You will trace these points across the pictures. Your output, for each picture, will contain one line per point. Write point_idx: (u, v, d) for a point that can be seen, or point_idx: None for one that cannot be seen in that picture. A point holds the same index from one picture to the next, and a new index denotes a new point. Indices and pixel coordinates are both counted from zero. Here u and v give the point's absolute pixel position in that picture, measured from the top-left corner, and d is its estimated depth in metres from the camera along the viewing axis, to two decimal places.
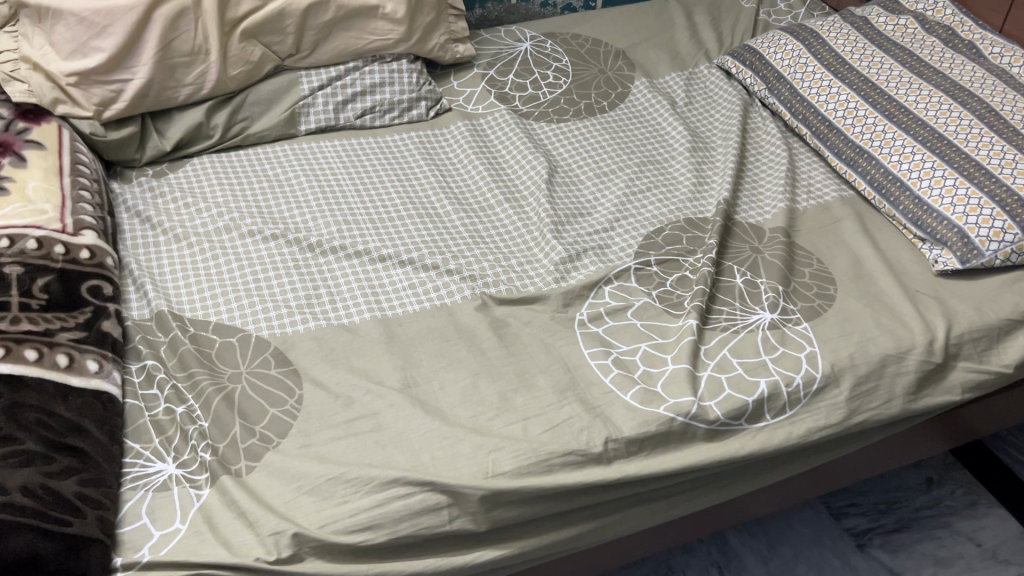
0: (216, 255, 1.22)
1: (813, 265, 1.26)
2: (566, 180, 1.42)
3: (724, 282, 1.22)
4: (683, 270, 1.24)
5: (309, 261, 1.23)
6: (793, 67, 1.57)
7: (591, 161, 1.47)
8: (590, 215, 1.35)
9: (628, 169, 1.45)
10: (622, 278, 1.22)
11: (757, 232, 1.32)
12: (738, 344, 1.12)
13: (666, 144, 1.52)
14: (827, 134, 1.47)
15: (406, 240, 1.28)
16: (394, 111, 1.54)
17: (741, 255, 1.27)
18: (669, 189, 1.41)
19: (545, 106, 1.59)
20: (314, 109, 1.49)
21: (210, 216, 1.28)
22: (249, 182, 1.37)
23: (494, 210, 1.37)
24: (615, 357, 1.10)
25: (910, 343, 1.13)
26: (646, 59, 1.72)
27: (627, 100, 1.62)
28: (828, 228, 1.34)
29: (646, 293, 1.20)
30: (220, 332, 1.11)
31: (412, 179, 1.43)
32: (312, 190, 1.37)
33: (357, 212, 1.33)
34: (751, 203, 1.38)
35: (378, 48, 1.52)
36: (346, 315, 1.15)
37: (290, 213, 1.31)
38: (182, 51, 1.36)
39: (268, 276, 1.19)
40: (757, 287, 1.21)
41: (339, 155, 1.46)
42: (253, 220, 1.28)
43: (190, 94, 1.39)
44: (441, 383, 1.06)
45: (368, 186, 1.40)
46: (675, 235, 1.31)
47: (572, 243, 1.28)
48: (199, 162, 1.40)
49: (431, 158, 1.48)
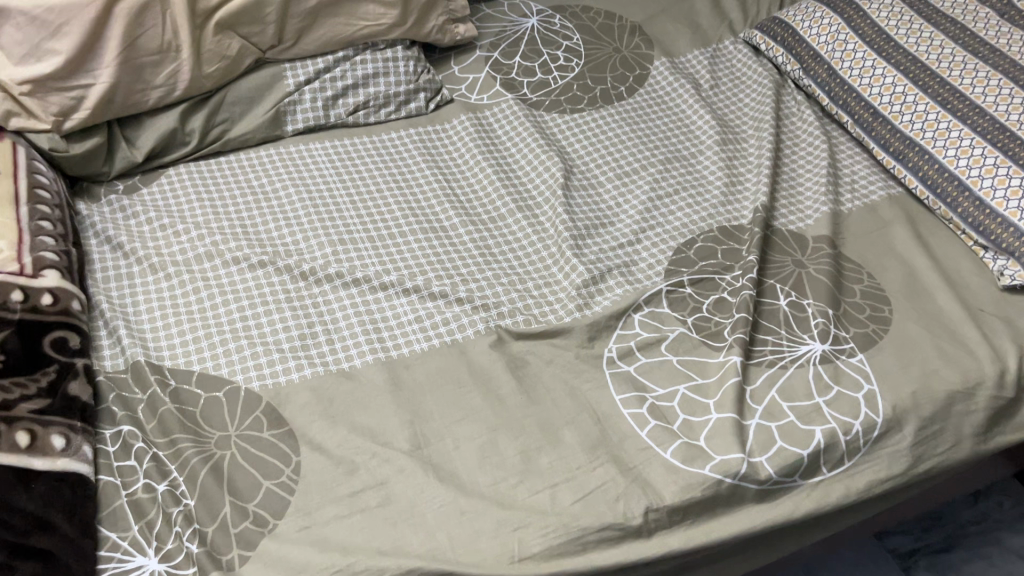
0: (198, 289, 1.09)
1: (864, 280, 1.13)
2: (583, 183, 1.28)
3: (766, 306, 1.09)
4: (721, 291, 1.12)
5: (302, 291, 1.10)
6: (830, 44, 1.41)
7: (611, 159, 1.33)
8: (612, 225, 1.22)
9: (652, 168, 1.31)
10: (653, 303, 1.09)
11: (800, 241, 1.19)
12: (787, 384, 1.00)
13: (693, 136, 1.38)
14: (871, 123, 1.33)
15: (410, 262, 1.14)
16: (389, 104, 1.39)
17: (783, 272, 1.14)
18: (699, 191, 1.27)
19: (556, 93, 1.44)
20: (301, 106, 1.34)
21: (190, 240, 1.15)
22: (232, 197, 1.23)
23: (506, 222, 1.23)
24: (651, 404, 0.98)
25: (978, 377, 1.01)
26: (665, 35, 1.57)
27: (647, 84, 1.47)
28: (878, 233, 1.21)
29: (681, 322, 1.07)
30: (205, 385, 0.98)
31: (413, 186, 1.29)
32: (302, 204, 1.23)
33: (354, 230, 1.19)
34: (792, 206, 1.25)
35: (369, 35, 1.37)
36: (346, 359, 1.02)
37: (279, 233, 1.18)
38: (150, 49, 1.21)
39: (256, 313, 1.07)
40: (803, 311, 1.08)
41: (330, 160, 1.31)
42: (238, 244, 1.14)
43: (162, 97, 1.24)
44: (456, 440, 0.94)
45: (364, 196, 1.26)
46: (709, 248, 1.18)
47: (595, 261, 1.15)
48: (176, 173, 1.26)
49: (432, 160, 1.33)
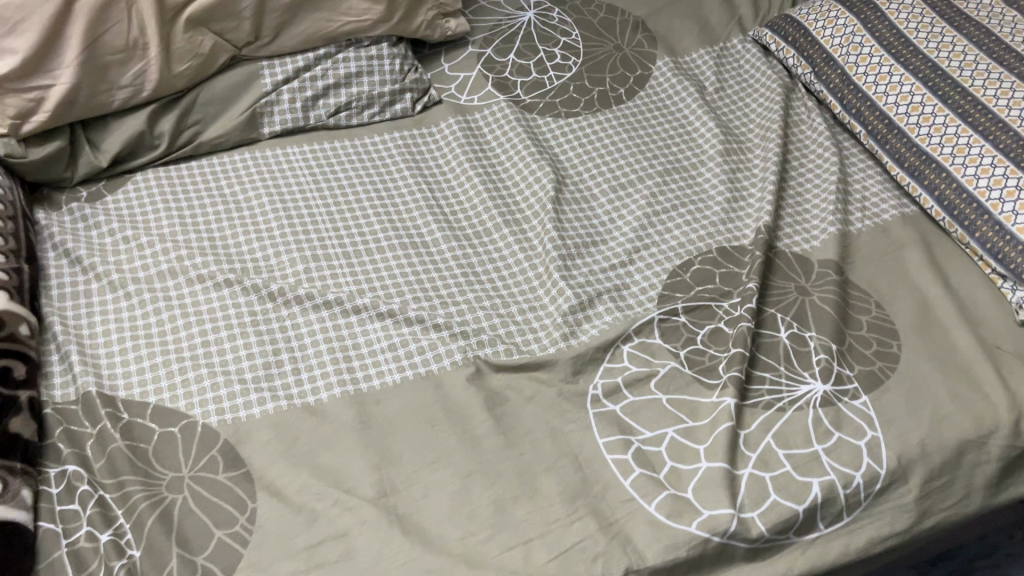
0: (158, 310, 1.02)
1: (872, 310, 1.06)
2: (575, 196, 1.21)
3: (765, 339, 1.02)
4: (718, 320, 1.04)
5: (270, 314, 1.03)
6: (845, 47, 1.32)
7: (606, 169, 1.25)
8: (604, 244, 1.14)
9: (649, 180, 1.22)
10: (643, 333, 1.02)
11: (804, 265, 1.11)
12: (784, 429, 0.93)
13: (695, 145, 1.29)
14: (885, 135, 1.24)
15: (386, 283, 1.07)
16: (373, 106, 1.31)
17: (785, 300, 1.06)
18: (698, 207, 1.19)
19: (551, 95, 1.36)
20: (278, 107, 1.26)
21: (153, 256, 1.08)
22: (201, 207, 1.16)
23: (492, 238, 1.16)
24: (636, 448, 0.91)
25: (992, 424, 0.94)
26: (669, 32, 1.48)
27: (648, 86, 1.38)
28: (889, 257, 1.13)
29: (672, 355, 1.00)
30: (159, 420, 0.92)
31: (394, 196, 1.21)
32: (275, 215, 1.16)
33: (328, 245, 1.12)
34: (797, 224, 1.17)
35: (352, 31, 1.29)
36: (312, 392, 0.96)
37: (248, 249, 1.11)
38: (115, 47, 1.13)
39: (219, 338, 1.00)
40: (805, 345, 1.01)
41: (308, 166, 1.24)
42: (205, 261, 1.08)
43: (128, 98, 1.16)
44: (425, 487, 0.87)
45: (341, 207, 1.18)
46: (706, 272, 1.10)
47: (584, 285, 1.07)
48: (143, 178, 1.19)
49: (416, 167, 1.26)
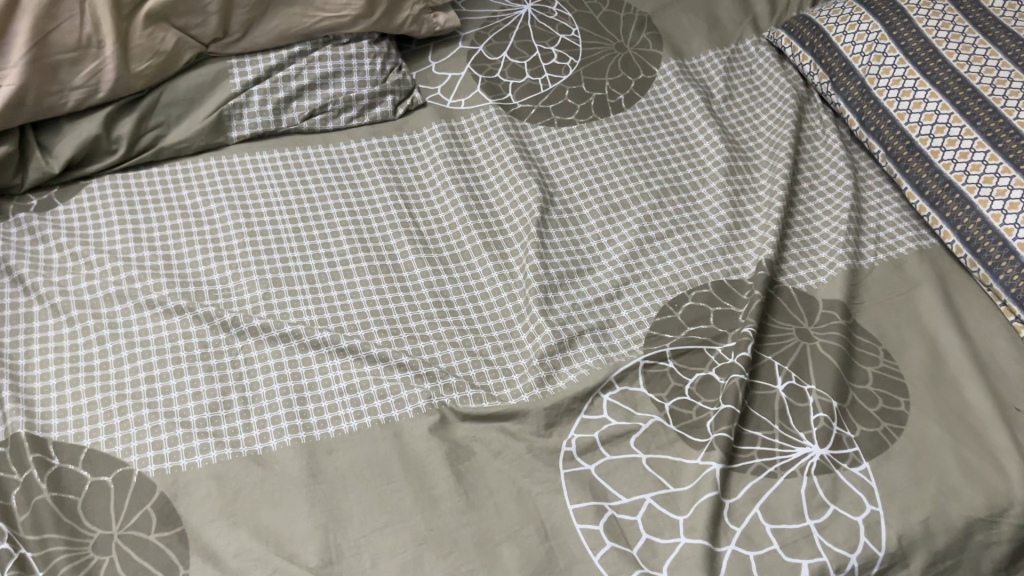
0: (102, 339, 0.94)
1: (880, 360, 0.96)
2: (562, 217, 1.11)
3: (760, 391, 0.93)
4: (709, 366, 0.95)
5: (222, 346, 0.95)
6: (867, 56, 1.21)
7: (598, 187, 1.15)
8: (591, 274, 1.05)
9: (645, 202, 1.13)
10: (627, 381, 0.93)
11: (808, 304, 1.01)
12: (774, 500, 0.84)
13: (697, 161, 1.19)
14: (905, 157, 1.13)
15: (351, 313, 0.99)
16: (351, 109, 1.21)
17: (784, 346, 0.97)
18: (696, 233, 1.10)
19: (545, 100, 1.26)
20: (247, 109, 1.17)
21: (101, 276, 1.00)
22: (158, 221, 1.08)
23: (470, 263, 1.07)
24: (609, 517, 0.83)
25: (1004, 502, 0.85)
26: (678, 30, 1.36)
27: (650, 92, 1.28)
28: (901, 297, 1.03)
29: (657, 407, 0.91)
30: (92, 467, 0.84)
31: (367, 211, 1.12)
32: (236, 232, 1.07)
33: (292, 267, 1.04)
34: (803, 256, 1.07)
35: (330, 28, 1.19)
36: (260, 439, 0.88)
37: (206, 270, 1.03)
38: (66, 45, 1.05)
39: (165, 374, 0.92)
40: (803, 401, 0.92)
41: (277, 175, 1.15)
42: (158, 284, 1.00)
43: (82, 100, 1.07)
44: (375, 555, 0.80)
45: (309, 222, 1.10)
46: (700, 310, 1.01)
47: (565, 322, 0.99)
48: (99, 186, 1.10)
49: (393, 178, 1.17)
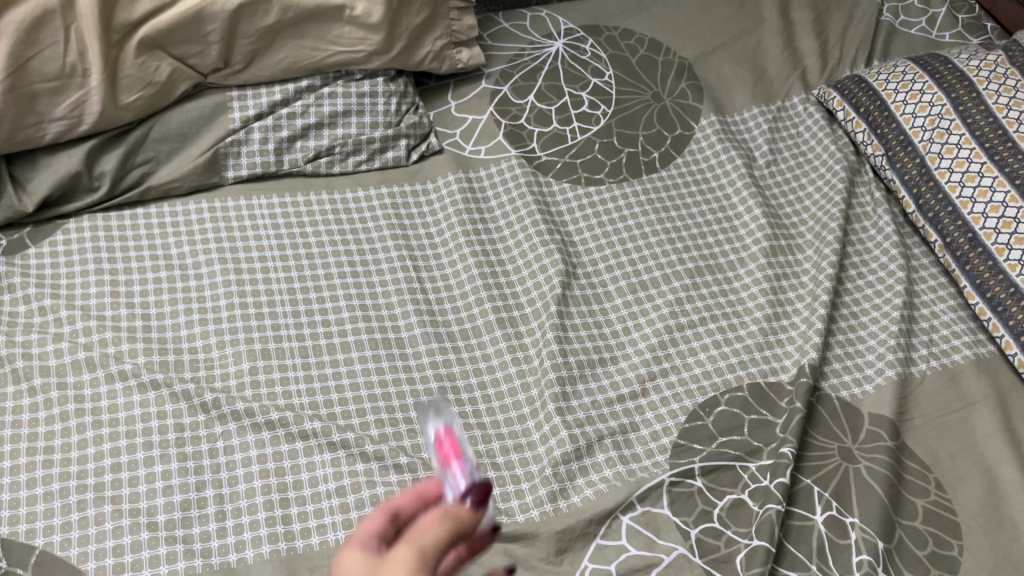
0: (67, 415, 0.84)
1: (931, 492, 0.87)
2: (584, 293, 1.01)
3: (797, 521, 0.83)
4: (741, 488, 0.85)
5: (200, 429, 0.85)
6: (928, 131, 1.10)
7: (627, 260, 1.05)
8: (614, 364, 0.96)
9: (676, 281, 1.03)
10: (649, 501, 0.84)
11: (852, 419, 0.92)
12: None
13: (735, 235, 1.10)
14: (966, 250, 1.03)
15: (346, 397, 0.90)
16: (360, 152, 1.11)
17: (825, 467, 0.87)
18: (731, 323, 1.00)
19: (572, 153, 1.16)
20: (246, 148, 1.07)
21: (72, 337, 0.90)
22: (140, 272, 0.98)
23: (480, 341, 0.97)
24: None
25: None
26: (720, 82, 1.26)
27: (686, 151, 1.17)
28: (954, 416, 0.93)
29: (682, 535, 0.81)
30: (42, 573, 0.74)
31: (371, 270, 1.02)
32: (225, 289, 0.97)
33: (284, 336, 0.94)
34: (848, 359, 0.97)
35: (343, 63, 1.09)
36: (235, 548, 0.78)
37: (189, 334, 0.93)
38: (45, 73, 0.94)
39: (134, 462, 0.82)
40: (845, 537, 0.82)
41: (274, 222, 1.05)
42: (133, 350, 0.90)
43: (62, 133, 0.97)
44: None
45: (306, 281, 1.00)
46: (734, 418, 0.91)
47: (585, 423, 0.89)
48: (76, 226, 1.00)
49: (401, 232, 1.07)
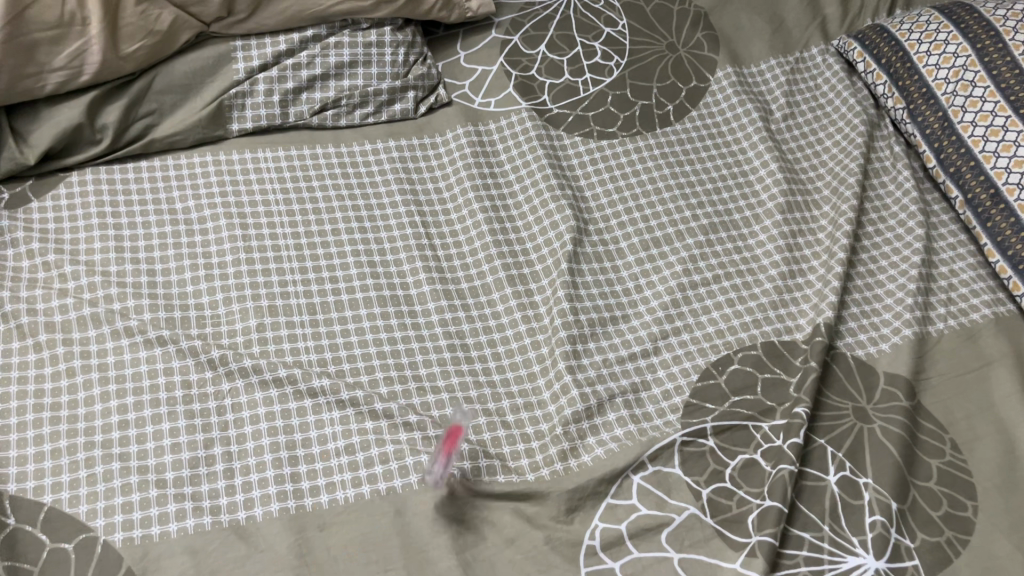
0: (73, 371, 0.84)
1: (946, 453, 0.86)
2: (596, 250, 1.00)
3: (809, 481, 0.82)
4: (753, 448, 0.84)
5: (207, 387, 0.85)
6: (952, 84, 1.06)
7: (639, 216, 1.03)
8: (626, 322, 0.94)
9: (690, 238, 1.01)
10: (660, 460, 0.83)
11: (867, 378, 0.90)
12: None
13: (750, 191, 1.07)
14: (987, 207, 1.00)
15: (355, 354, 0.89)
16: (367, 104, 1.09)
17: (839, 427, 0.86)
18: (746, 281, 0.98)
19: (583, 106, 1.13)
20: (250, 100, 1.04)
21: (77, 293, 0.89)
22: (145, 227, 0.96)
23: (490, 299, 0.96)
24: None
25: None
26: (737, 32, 1.22)
27: (701, 104, 1.15)
28: (972, 376, 0.91)
29: (693, 495, 0.81)
30: (52, 530, 0.74)
31: (379, 226, 1.00)
32: (231, 245, 0.96)
33: (291, 292, 0.93)
34: (864, 318, 0.96)
35: (349, 12, 1.06)
36: (244, 506, 0.78)
37: (195, 291, 0.92)
38: (45, 23, 0.91)
39: (141, 419, 0.82)
40: (858, 498, 0.81)
41: (280, 177, 1.03)
42: (139, 307, 0.89)
43: (63, 85, 0.94)
44: None
45: (313, 237, 0.98)
46: (748, 377, 0.89)
47: (595, 382, 0.88)
48: (79, 180, 0.98)
49: (409, 187, 1.05)
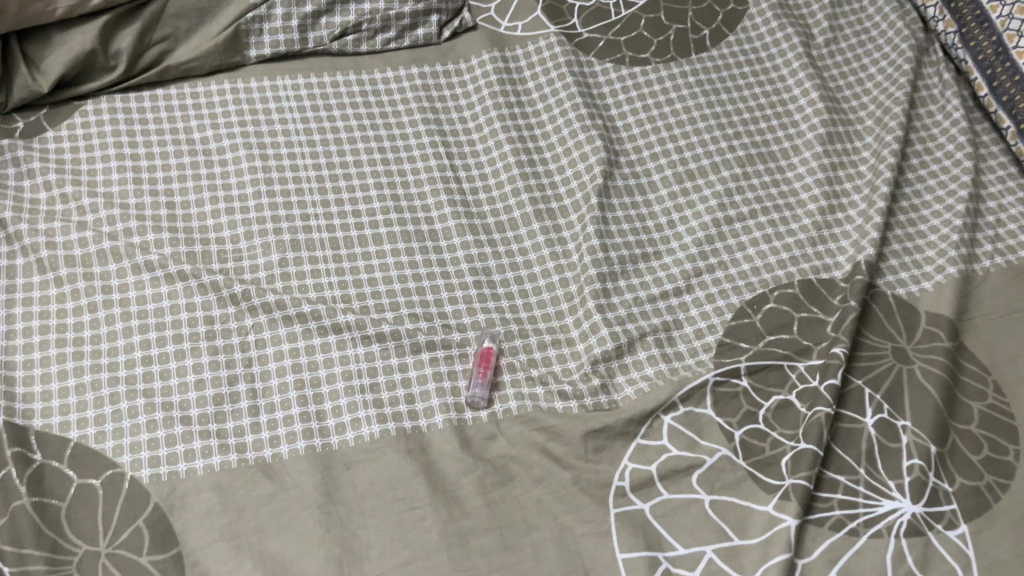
0: (95, 307, 0.82)
1: (988, 395, 0.83)
2: (628, 183, 0.96)
3: (845, 424, 0.80)
4: (788, 389, 0.82)
5: (230, 323, 0.83)
6: (1006, 6, 0.98)
7: (672, 148, 0.99)
8: (658, 259, 0.91)
9: (726, 170, 0.98)
10: (692, 401, 0.81)
11: (908, 317, 0.87)
12: (854, 564, 0.72)
13: (790, 121, 1.03)
14: None
15: (379, 290, 0.87)
16: (389, 29, 1.04)
17: (878, 367, 0.84)
18: (783, 216, 0.94)
19: (615, 30, 1.08)
20: (268, 24, 1.00)
21: (96, 227, 0.87)
22: (163, 158, 0.93)
23: (518, 234, 0.93)
24: (663, 571, 0.71)
25: None
26: None
27: (739, 28, 1.10)
28: (1018, 316, 0.88)
29: (725, 437, 0.79)
30: (79, 466, 0.73)
31: (403, 157, 0.97)
32: (251, 177, 0.93)
33: (313, 227, 0.90)
34: (906, 255, 0.92)
35: None
36: (269, 444, 0.77)
37: (215, 224, 0.89)
38: None
39: (164, 356, 0.80)
40: (895, 441, 0.79)
41: (300, 105, 0.99)
42: (159, 241, 0.87)
43: (74, 9, 0.92)
44: None
45: (335, 169, 0.95)
46: (783, 316, 0.87)
47: (626, 321, 0.86)
48: (94, 108, 0.96)
49: (434, 117, 1.01)
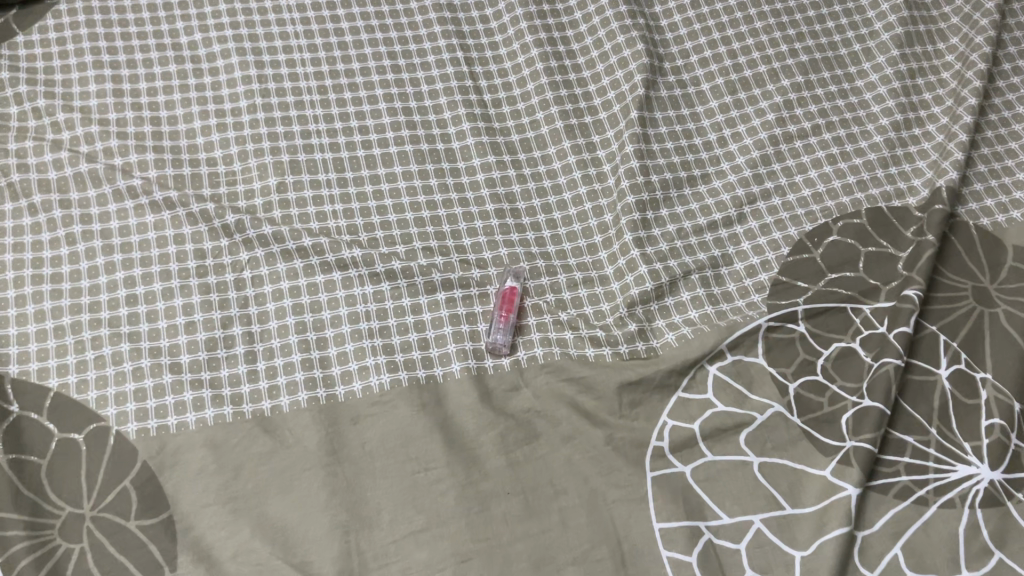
0: (74, 239, 0.74)
1: None
2: (671, 94, 0.85)
3: (916, 377, 0.70)
4: (852, 336, 0.72)
5: (224, 257, 0.74)
6: None
7: (724, 54, 0.88)
8: (705, 183, 0.81)
9: (785, 79, 0.86)
10: (741, 349, 0.71)
11: (993, 253, 0.76)
12: (922, 537, 0.64)
13: (862, 20, 0.91)
14: None
15: (389, 220, 0.77)
16: None
17: (955, 311, 0.73)
18: (851, 133, 0.83)
19: None
20: None
21: (72, 146, 0.78)
22: (147, 67, 0.83)
23: (546, 154, 0.82)
24: (704, 544, 0.63)
25: None
26: None
27: None
28: None
29: (778, 391, 0.70)
30: (59, 419, 0.65)
31: (416, 64, 0.86)
32: (246, 88, 0.83)
33: (315, 145, 0.80)
34: (992, 180, 0.80)
35: None
36: (268, 395, 0.68)
37: (206, 143, 0.80)
38: None
39: (152, 295, 0.72)
40: (973, 397, 0.69)
41: (301, 6, 0.89)
42: (143, 163, 0.78)
43: None
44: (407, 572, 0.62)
45: (340, 78, 0.84)
46: (848, 250, 0.76)
47: (668, 257, 0.76)
48: (69, 9, 0.86)
49: (451, 19, 0.90)
